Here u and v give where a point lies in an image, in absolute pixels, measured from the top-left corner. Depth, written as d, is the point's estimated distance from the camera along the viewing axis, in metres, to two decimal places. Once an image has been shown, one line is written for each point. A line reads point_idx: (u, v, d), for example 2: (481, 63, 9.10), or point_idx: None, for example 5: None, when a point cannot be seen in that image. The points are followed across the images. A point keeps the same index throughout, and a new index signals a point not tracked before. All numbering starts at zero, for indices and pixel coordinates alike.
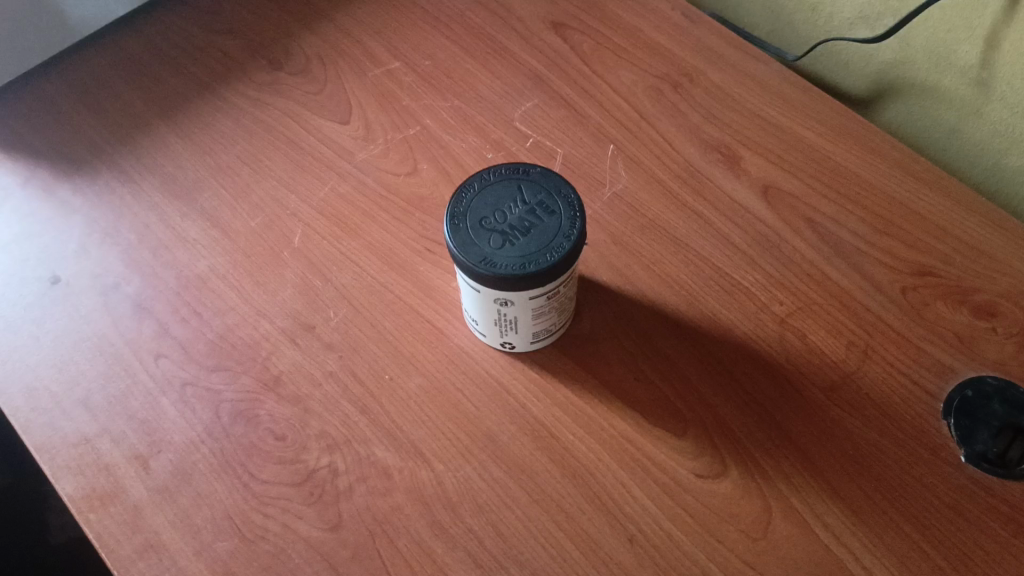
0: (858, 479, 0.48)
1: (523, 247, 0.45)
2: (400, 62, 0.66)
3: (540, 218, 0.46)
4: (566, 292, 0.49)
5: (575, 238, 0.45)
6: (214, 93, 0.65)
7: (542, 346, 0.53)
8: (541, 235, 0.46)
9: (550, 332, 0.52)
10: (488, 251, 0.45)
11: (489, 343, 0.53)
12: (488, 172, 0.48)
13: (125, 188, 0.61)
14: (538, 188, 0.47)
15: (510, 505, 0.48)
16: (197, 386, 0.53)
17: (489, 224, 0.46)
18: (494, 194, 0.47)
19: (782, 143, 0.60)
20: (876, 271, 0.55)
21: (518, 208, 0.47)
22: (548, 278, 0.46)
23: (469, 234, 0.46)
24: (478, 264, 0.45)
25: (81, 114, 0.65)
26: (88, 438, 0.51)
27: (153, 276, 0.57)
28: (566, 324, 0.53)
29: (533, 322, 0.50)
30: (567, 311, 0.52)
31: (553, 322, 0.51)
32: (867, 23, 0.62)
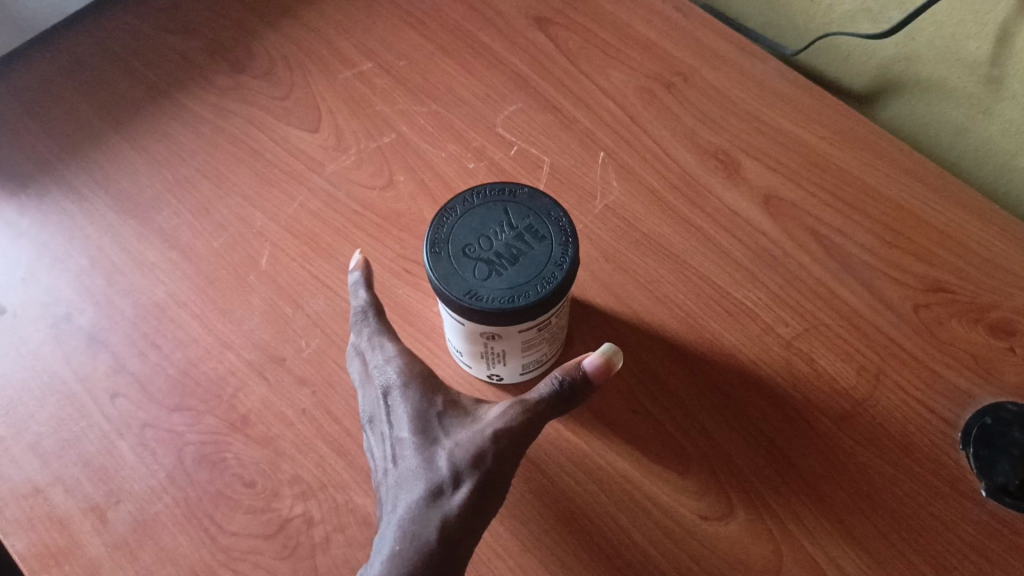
0: (873, 517, 0.45)
1: (510, 277, 0.41)
2: (372, 62, 0.61)
3: (529, 245, 0.42)
4: (558, 321, 0.45)
5: (568, 265, 0.42)
6: (170, 100, 0.60)
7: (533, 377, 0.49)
8: (531, 263, 0.42)
9: (542, 362, 0.48)
10: (473, 283, 0.41)
11: (475, 373, 0.49)
12: (472, 193, 0.44)
13: (75, 206, 0.56)
14: (525, 210, 0.43)
15: (501, 555, 0.45)
16: (157, 428, 0.48)
17: (473, 252, 0.42)
18: (478, 217, 0.43)
19: (783, 147, 0.56)
20: (886, 287, 0.51)
21: (505, 233, 0.43)
22: (539, 311, 0.42)
23: (452, 264, 0.42)
24: (462, 297, 0.41)
25: (26, 124, 0.60)
26: (39, 488, 0.47)
27: (109, 304, 0.53)
28: (557, 351, 0.50)
29: (523, 354, 0.46)
30: (560, 340, 0.48)
31: (546, 353, 0.47)
32: (872, 19, 0.57)
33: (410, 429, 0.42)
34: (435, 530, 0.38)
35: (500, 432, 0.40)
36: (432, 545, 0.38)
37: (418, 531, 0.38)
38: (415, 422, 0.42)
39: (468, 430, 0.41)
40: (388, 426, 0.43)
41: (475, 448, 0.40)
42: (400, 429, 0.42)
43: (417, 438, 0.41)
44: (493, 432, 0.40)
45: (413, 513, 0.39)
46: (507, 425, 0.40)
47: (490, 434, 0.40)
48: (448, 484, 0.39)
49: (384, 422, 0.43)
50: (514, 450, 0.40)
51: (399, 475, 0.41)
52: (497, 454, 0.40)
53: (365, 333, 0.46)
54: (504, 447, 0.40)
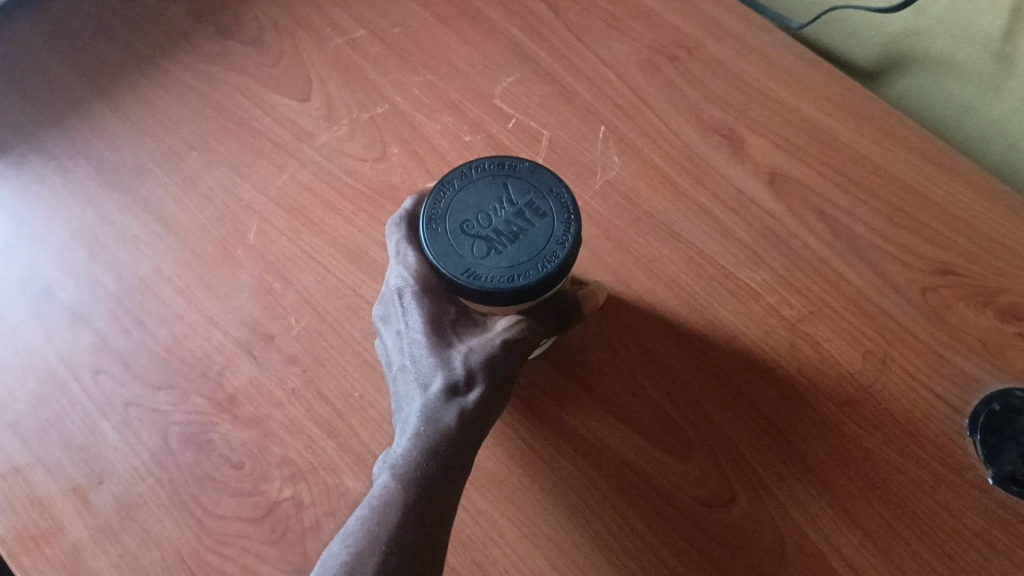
0: (877, 503, 0.44)
1: (510, 255, 0.40)
2: (365, 30, 0.59)
3: (530, 222, 0.40)
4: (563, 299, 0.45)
5: (570, 244, 0.40)
6: (154, 66, 0.58)
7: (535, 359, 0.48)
8: (531, 242, 0.40)
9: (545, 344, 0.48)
10: (471, 262, 0.40)
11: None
12: (470, 166, 0.42)
13: (55, 175, 0.54)
14: (525, 184, 0.42)
15: (496, 541, 0.43)
16: (141, 407, 0.47)
17: (472, 228, 0.40)
18: (477, 192, 0.41)
19: (789, 123, 0.54)
20: (893, 269, 0.50)
21: (505, 210, 0.41)
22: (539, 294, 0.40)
23: (449, 241, 0.40)
24: (460, 276, 0.39)
25: (4, 89, 0.57)
26: (19, 469, 0.45)
27: (90, 278, 0.51)
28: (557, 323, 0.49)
29: None
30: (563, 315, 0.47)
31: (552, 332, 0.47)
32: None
33: (424, 328, 0.42)
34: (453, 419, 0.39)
35: (511, 342, 0.41)
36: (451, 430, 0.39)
37: (438, 420, 0.39)
38: (429, 323, 0.42)
39: (481, 336, 0.42)
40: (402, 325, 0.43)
41: (488, 352, 0.41)
42: (414, 327, 0.42)
43: (431, 338, 0.42)
44: (504, 340, 0.41)
45: (431, 405, 0.40)
46: (518, 337, 0.41)
47: (502, 343, 0.41)
48: (463, 382, 0.40)
49: (398, 320, 0.43)
50: (520, 358, 0.42)
51: (414, 370, 0.42)
52: (508, 362, 0.41)
53: (393, 234, 0.45)
54: (514, 356, 0.41)
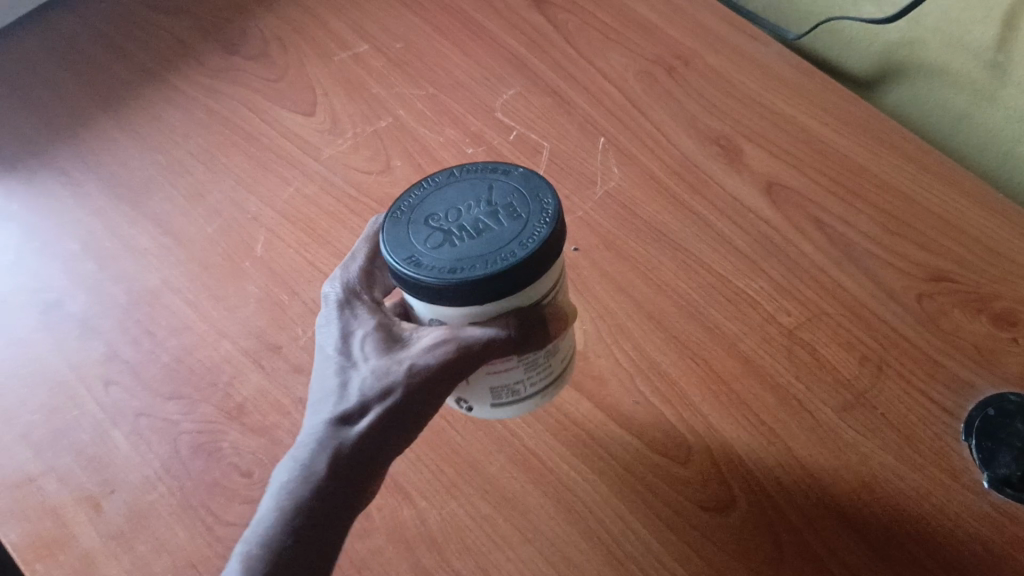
0: (875, 508, 0.44)
1: (462, 248, 0.35)
2: (369, 45, 0.60)
3: (499, 222, 0.35)
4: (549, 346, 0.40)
5: (533, 248, 0.34)
6: (161, 81, 0.59)
7: (537, 399, 0.43)
8: (492, 240, 0.35)
9: (546, 379, 0.42)
10: (418, 251, 0.35)
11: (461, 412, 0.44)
12: (463, 168, 0.39)
13: (65, 189, 0.55)
14: (510, 186, 0.37)
15: (501, 546, 0.44)
16: (152, 416, 0.48)
17: (435, 221, 0.36)
18: (456, 190, 0.37)
19: (784, 132, 0.55)
20: (889, 275, 0.51)
21: (479, 208, 0.36)
22: (491, 295, 0.35)
23: (406, 231, 0.36)
24: (403, 264, 0.35)
25: (16, 106, 0.59)
26: (32, 478, 0.46)
27: (100, 290, 0.52)
28: (567, 350, 0.43)
29: (498, 372, 0.40)
30: (559, 339, 0.41)
31: (540, 360, 0.41)
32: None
33: (338, 347, 0.39)
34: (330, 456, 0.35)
35: (419, 368, 0.36)
36: (325, 471, 0.35)
37: (310, 459, 0.35)
38: (342, 342, 0.39)
39: (391, 357, 0.37)
40: (322, 342, 0.40)
41: (388, 380, 0.36)
42: (330, 346, 0.39)
43: (341, 358, 0.39)
44: (411, 365, 0.36)
45: (311, 439, 0.36)
46: (427, 363, 0.36)
47: (407, 368, 0.36)
48: (354, 414, 0.36)
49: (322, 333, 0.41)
50: (431, 388, 0.36)
51: (316, 394, 0.38)
52: (412, 390, 0.36)
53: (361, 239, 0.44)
54: (421, 384, 0.36)
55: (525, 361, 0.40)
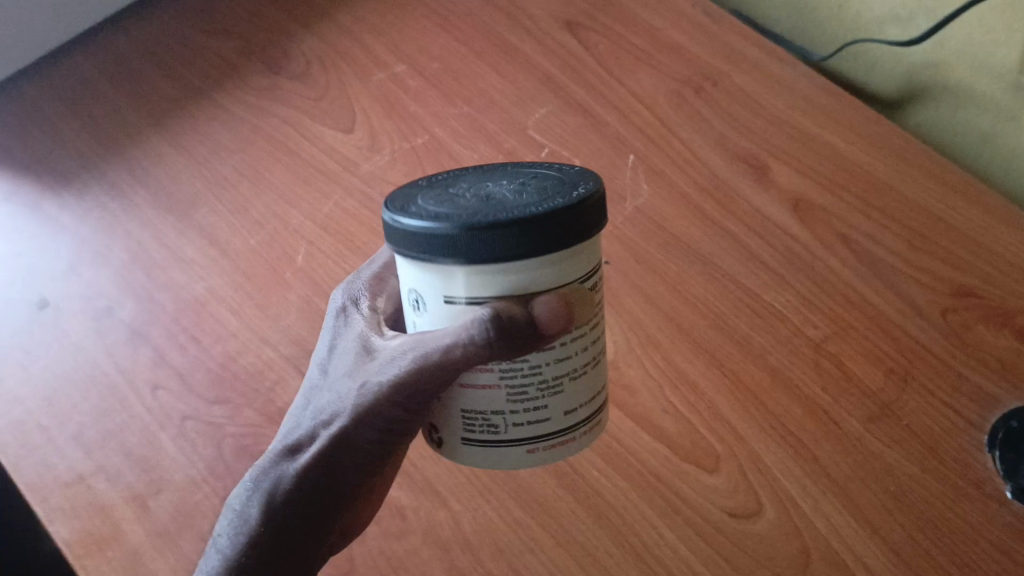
0: (900, 517, 0.45)
1: (459, 206, 0.32)
2: (406, 64, 0.61)
3: (513, 197, 0.33)
4: (534, 367, 0.33)
5: (530, 214, 0.30)
6: (206, 98, 0.61)
7: (527, 450, 0.35)
8: (495, 205, 0.32)
9: (540, 428, 0.34)
10: (418, 205, 0.33)
11: (436, 449, 0.37)
12: (515, 167, 0.37)
13: (115, 202, 0.58)
14: (551, 181, 0.35)
15: (533, 549, 0.46)
16: (198, 420, 0.50)
17: (452, 191, 0.35)
18: (495, 177, 0.36)
19: (809, 150, 0.57)
20: (914, 291, 0.52)
21: (504, 188, 0.34)
22: (534, 251, 0.30)
23: (420, 195, 0.35)
24: (395, 212, 0.33)
25: (67, 121, 0.61)
26: (83, 477, 0.48)
27: (148, 298, 0.54)
28: (586, 406, 0.35)
29: (475, 393, 0.34)
30: (568, 380, 0.34)
31: (534, 397, 0.34)
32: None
33: (323, 367, 0.41)
34: (274, 492, 0.37)
35: (359, 403, 0.35)
36: (270, 507, 0.37)
37: (260, 488, 0.38)
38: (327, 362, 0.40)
39: (348, 384, 0.37)
40: (321, 351, 0.42)
41: (334, 413, 0.36)
42: (321, 364, 0.41)
43: (322, 379, 0.40)
44: (356, 398, 0.35)
45: (268, 466, 0.38)
46: (369, 397, 0.34)
47: (350, 401, 0.35)
48: (302, 446, 0.37)
49: (322, 348, 0.42)
50: (374, 422, 0.35)
51: (297, 414, 0.40)
52: (351, 424, 0.35)
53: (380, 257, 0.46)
54: (361, 418, 0.35)
55: (513, 385, 0.33)
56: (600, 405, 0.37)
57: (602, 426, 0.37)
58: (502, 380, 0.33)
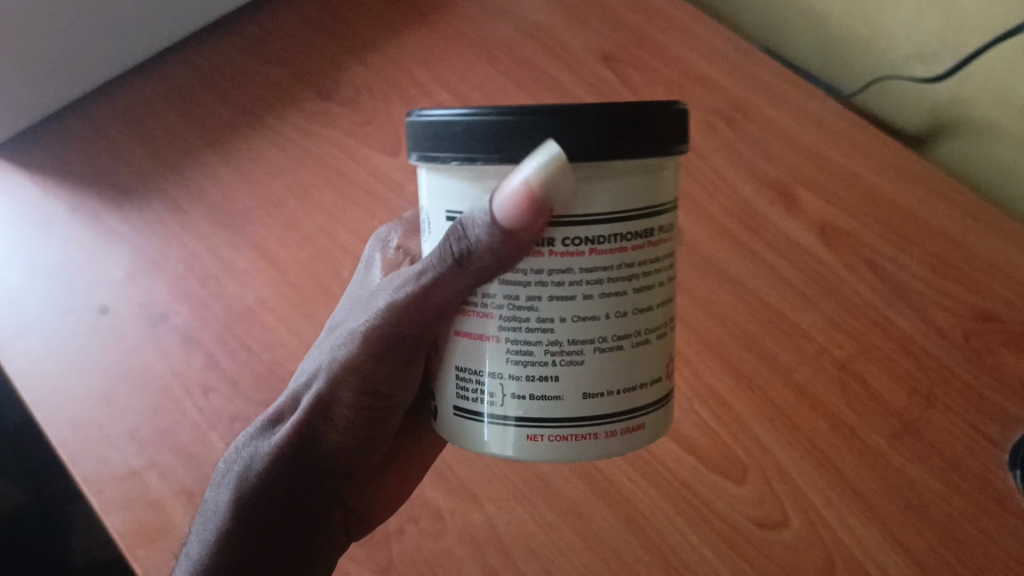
0: (922, 529, 0.48)
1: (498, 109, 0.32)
2: (448, 93, 0.63)
3: None
4: (547, 327, 0.31)
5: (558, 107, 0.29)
6: (262, 121, 0.64)
7: (529, 435, 0.33)
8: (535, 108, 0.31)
9: (549, 407, 0.32)
10: None
11: (443, 433, 0.36)
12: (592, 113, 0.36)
13: (172, 216, 0.61)
14: None
15: (562, 550, 0.48)
16: (246, 421, 0.53)
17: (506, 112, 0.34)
18: None
19: (839, 180, 0.56)
20: (940, 316, 0.52)
21: None
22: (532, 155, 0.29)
23: None
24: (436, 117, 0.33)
25: (128, 140, 0.64)
26: (136, 472, 0.51)
27: (201, 306, 0.57)
28: (614, 397, 0.32)
29: (484, 346, 0.33)
30: (590, 351, 0.31)
31: (542, 364, 0.32)
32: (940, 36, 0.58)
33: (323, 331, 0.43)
34: (247, 468, 0.39)
35: (334, 360, 0.37)
36: (241, 483, 0.39)
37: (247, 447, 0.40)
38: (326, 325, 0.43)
39: (329, 344, 0.39)
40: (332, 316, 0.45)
41: (314, 371, 0.39)
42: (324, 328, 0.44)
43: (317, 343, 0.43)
44: (333, 356, 0.37)
45: (256, 427, 0.41)
46: (342, 354, 0.37)
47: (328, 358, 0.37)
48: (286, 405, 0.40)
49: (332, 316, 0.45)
50: (349, 377, 0.37)
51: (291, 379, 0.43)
52: (328, 380, 0.38)
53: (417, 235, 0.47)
54: (337, 374, 0.37)
55: (517, 342, 0.32)
56: (644, 408, 0.34)
57: (647, 438, 0.34)
58: (505, 334, 0.32)
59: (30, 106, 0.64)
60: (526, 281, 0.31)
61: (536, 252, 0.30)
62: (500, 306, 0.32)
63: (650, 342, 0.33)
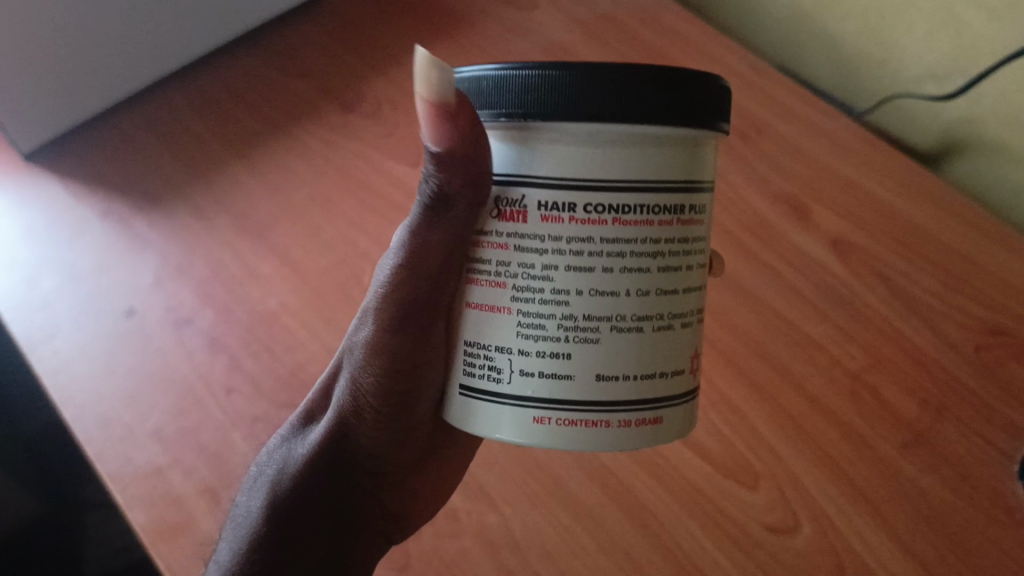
0: (932, 536, 0.48)
1: None
2: None
3: None
4: (565, 299, 0.31)
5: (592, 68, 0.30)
6: (287, 133, 0.65)
7: (535, 418, 0.32)
8: None
9: (559, 387, 0.32)
10: None
11: (448, 417, 0.36)
12: None
13: (199, 223, 0.62)
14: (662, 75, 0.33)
15: (578, 553, 0.49)
16: (268, 422, 0.54)
17: None
18: None
19: (850, 197, 0.57)
20: (952, 329, 0.53)
21: None
22: (560, 114, 0.30)
23: None
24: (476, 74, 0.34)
25: (157, 149, 0.66)
26: (160, 469, 0.53)
27: (225, 311, 0.58)
28: (628, 384, 0.32)
29: (500, 317, 0.33)
30: (607, 329, 0.31)
31: (554, 339, 0.31)
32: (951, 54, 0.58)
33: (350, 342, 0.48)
34: (282, 468, 0.44)
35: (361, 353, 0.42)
36: (278, 481, 0.44)
37: (294, 439, 0.46)
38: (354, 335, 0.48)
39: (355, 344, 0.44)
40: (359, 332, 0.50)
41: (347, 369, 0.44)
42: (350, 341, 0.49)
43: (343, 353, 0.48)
44: (360, 349, 0.42)
45: (301, 422, 0.47)
46: (369, 348, 0.41)
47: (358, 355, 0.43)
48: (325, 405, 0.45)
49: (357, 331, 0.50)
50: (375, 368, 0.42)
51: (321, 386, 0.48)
52: (360, 372, 0.43)
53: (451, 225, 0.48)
54: (366, 365, 0.42)
55: (528, 314, 0.32)
56: (660, 401, 0.33)
57: (661, 437, 0.33)
58: (518, 306, 0.32)
59: (60, 115, 0.66)
60: (544, 251, 0.31)
61: (557, 218, 0.31)
62: (515, 276, 0.32)
63: (670, 330, 0.33)
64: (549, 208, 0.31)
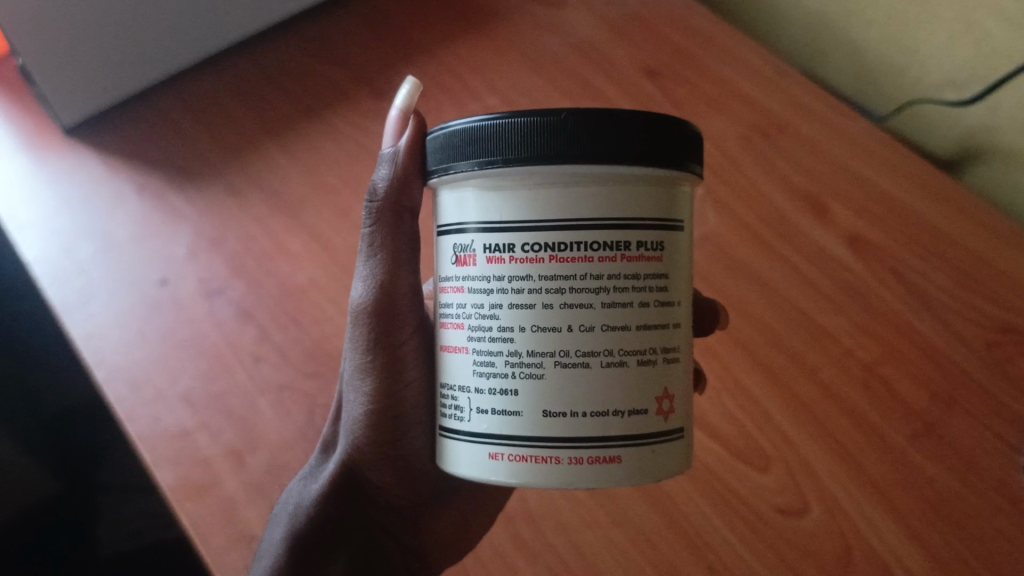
0: (940, 525, 0.49)
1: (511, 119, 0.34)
2: (497, 98, 0.65)
3: None
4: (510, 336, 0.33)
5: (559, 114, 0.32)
6: (319, 117, 0.67)
7: (493, 453, 0.34)
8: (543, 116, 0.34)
9: (509, 421, 0.33)
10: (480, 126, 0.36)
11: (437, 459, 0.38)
12: None
13: (232, 199, 0.64)
14: None
15: (591, 525, 0.52)
16: (293, 390, 0.56)
17: None
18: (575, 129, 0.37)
19: (867, 195, 0.57)
20: (965, 324, 0.53)
21: None
22: (520, 156, 0.32)
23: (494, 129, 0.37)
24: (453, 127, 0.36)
25: (192, 127, 0.68)
26: (187, 431, 0.55)
27: (255, 283, 0.60)
28: (579, 421, 0.33)
29: (461, 357, 0.35)
30: (550, 364, 0.32)
31: (503, 375, 0.33)
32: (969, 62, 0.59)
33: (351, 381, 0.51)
34: (298, 504, 0.47)
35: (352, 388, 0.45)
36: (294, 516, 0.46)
37: (307, 478, 0.49)
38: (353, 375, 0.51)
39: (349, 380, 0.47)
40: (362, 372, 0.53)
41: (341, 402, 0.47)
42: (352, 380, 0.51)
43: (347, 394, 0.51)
44: (350, 385, 0.45)
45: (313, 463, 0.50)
46: (359, 383, 0.44)
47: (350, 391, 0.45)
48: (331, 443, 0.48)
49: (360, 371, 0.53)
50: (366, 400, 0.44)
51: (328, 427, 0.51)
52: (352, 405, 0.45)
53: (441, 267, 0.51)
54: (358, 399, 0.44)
55: (480, 350, 0.34)
56: (618, 440, 0.33)
57: (625, 476, 0.33)
58: (472, 346, 0.34)
59: (100, 90, 0.67)
60: (489, 290, 0.33)
61: (499, 258, 0.33)
62: (470, 317, 0.34)
63: (626, 366, 0.33)
64: (493, 250, 0.33)
